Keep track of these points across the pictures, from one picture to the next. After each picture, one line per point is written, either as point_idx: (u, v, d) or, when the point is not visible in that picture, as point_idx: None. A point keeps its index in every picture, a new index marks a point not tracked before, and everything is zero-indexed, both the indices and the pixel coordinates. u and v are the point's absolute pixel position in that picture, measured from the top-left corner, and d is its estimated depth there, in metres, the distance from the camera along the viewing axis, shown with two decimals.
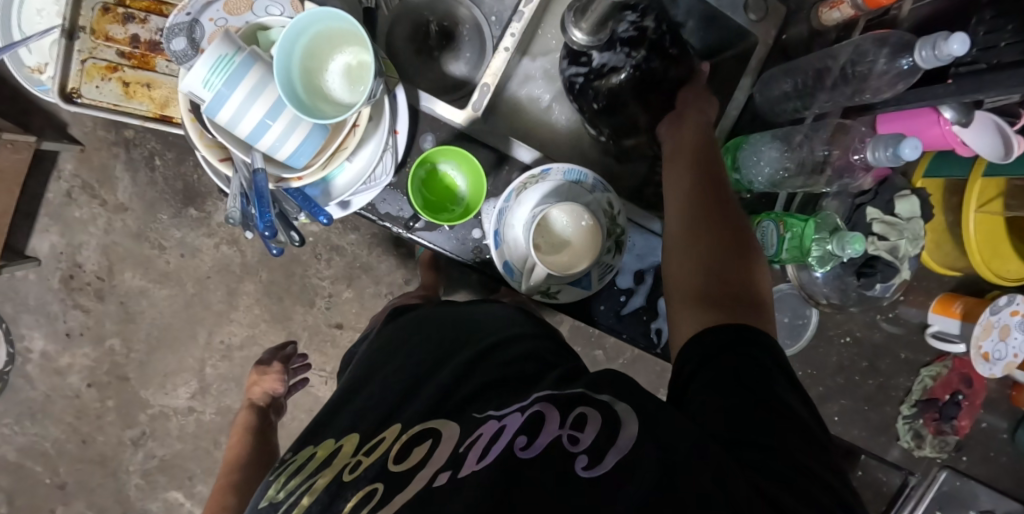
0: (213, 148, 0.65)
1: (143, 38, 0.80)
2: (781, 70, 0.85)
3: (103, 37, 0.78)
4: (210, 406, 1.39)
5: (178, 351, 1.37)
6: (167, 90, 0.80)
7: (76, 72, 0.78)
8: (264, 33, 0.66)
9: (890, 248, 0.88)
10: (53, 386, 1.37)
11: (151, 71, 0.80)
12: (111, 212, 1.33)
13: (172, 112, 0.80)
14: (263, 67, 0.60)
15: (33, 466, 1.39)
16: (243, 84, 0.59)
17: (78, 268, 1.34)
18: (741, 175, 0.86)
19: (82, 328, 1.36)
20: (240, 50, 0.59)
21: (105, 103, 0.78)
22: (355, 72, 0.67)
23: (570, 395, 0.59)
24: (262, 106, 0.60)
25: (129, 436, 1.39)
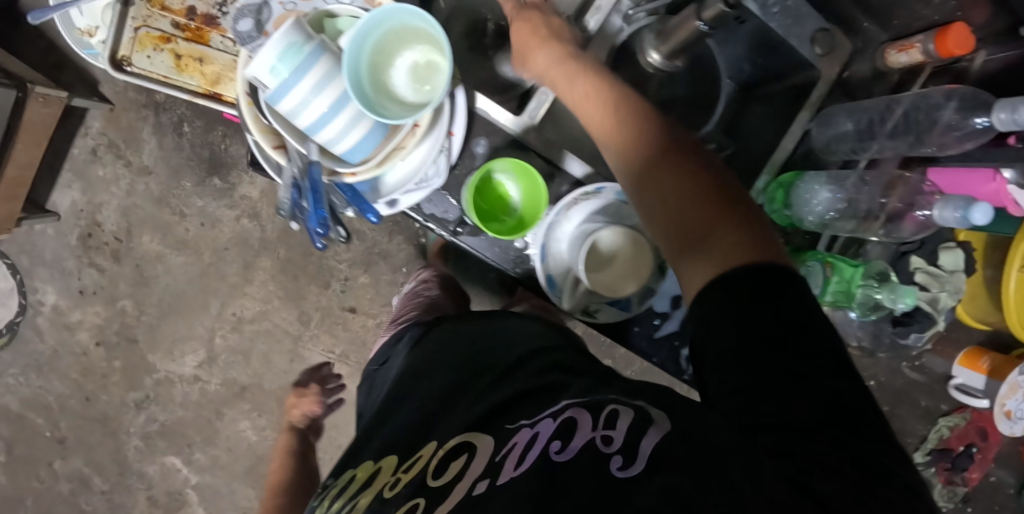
0: (267, 134, 0.64)
1: (200, 11, 0.78)
2: (845, 110, 0.82)
3: (159, 6, 0.77)
4: (216, 377, 1.39)
5: (189, 318, 1.36)
6: (220, 66, 0.78)
7: (129, 40, 0.76)
8: (330, 21, 0.65)
9: (931, 299, 0.88)
10: (60, 341, 1.37)
11: (204, 45, 0.78)
12: (135, 174, 1.32)
13: (222, 89, 0.78)
14: (331, 58, 0.59)
15: (35, 418, 1.40)
16: (309, 77, 0.57)
17: (97, 227, 1.33)
18: (792, 211, 0.84)
19: (95, 287, 1.35)
20: (309, 41, 0.57)
21: (156, 74, 0.77)
22: (421, 71, 0.65)
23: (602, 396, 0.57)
24: (326, 99, 0.58)
25: (132, 399, 1.39)
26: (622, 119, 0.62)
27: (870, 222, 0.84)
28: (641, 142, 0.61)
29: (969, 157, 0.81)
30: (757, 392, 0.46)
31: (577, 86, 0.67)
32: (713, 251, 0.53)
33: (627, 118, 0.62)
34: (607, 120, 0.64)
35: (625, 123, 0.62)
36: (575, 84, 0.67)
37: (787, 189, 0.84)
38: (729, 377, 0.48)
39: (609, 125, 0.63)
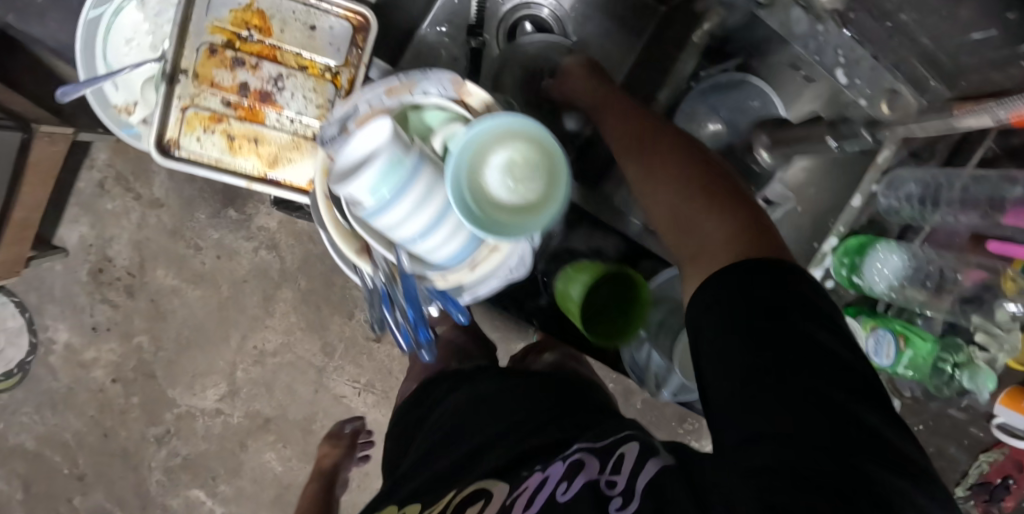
0: (350, 238, 0.59)
1: (253, 87, 0.73)
2: (914, 173, 0.76)
3: (207, 83, 0.71)
4: (238, 409, 1.36)
5: (208, 352, 1.33)
6: (276, 145, 0.73)
7: (175, 121, 0.71)
8: (416, 112, 0.59)
9: (988, 359, 0.89)
10: (75, 379, 1.33)
11: (258, 124, 0.73)
12: (145, 207, 1.27)
13: (280, 172, 0.74)
14: (429, 167, 0.52)
15: (52, 456, 1.35)
16: (412, 193, 0.49)
17: (108, 262, 1.28)
18: (862, 278, 0.82)
19: (109, 323, 1.31)
20: (409, 151, 0.49)
21: (208, 157, 0.72)
22: (519, 171, 0.53)
23: (616, 438, 0.64)
24: (426, 214, 0.51)
25: (153, 433, 1.37)
26: (629, 132, 0.70)
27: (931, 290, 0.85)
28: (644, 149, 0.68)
29: None
30: (758, 403, 0.52)
31: (598, 106, 0.75)
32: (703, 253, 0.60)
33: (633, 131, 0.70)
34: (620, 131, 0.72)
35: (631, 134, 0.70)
36: (596, 104, 0.75)
37: (859, 256, 0.80)
38: (732, 387, 0.53)
39: (620, 143, 0.71)
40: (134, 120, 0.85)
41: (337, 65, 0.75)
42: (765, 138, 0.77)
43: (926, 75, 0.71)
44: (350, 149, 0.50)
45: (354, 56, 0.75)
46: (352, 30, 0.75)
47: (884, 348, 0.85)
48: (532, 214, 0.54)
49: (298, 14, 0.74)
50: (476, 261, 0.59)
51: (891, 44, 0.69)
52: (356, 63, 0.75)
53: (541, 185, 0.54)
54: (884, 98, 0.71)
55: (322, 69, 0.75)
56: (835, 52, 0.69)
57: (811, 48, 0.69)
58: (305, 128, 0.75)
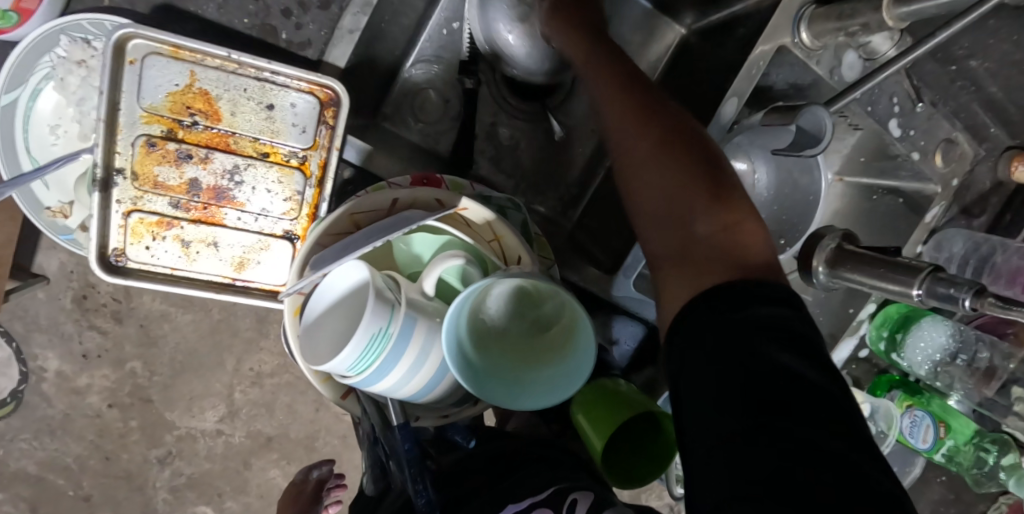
0: (332, 383, 0.47)
1: (206, 183, 0.52)
2: (961, 232, 0.66)
3: (150, 183, 0.51)
4: (240, 429, 1.19)
5: (204, 376, 1.15)
6: (242, 250, 0.53)
7: (116, 230, 0.51)
8: (400, 238, 0.45)
9: None
10: (71, 405, 1.13)
11: (217, 226, 0.53)
12: None
13: (249, 275, 0.54)
14: (425, 321, 0.41)
15: (56, 479, 1.15)
16: (400, 363, 0.39)
17: (92, 288, 1.15)
18: (903, 358, 0.66)
19: (99, 351, 1.11)
20: (394, 313, 0.38)
21: (162, 271, 0.52)
22: (526, 299, 0.44)
23: (551, 482, 0.43)
24: (423, 376, 0.41)
25: (154, 455, 1.17)
26: (620, 87, 0.47)
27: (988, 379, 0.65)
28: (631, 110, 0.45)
29: None
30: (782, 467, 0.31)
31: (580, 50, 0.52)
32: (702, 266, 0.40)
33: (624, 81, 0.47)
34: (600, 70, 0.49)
35: (615, 86, 0.47)
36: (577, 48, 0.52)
37: (902, 332, 0.65)
38: (727, 445, 0.33)
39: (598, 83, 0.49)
40: (73, 223, 0.60)
41: (304, 149, 0.53)
42: (834, 244, 0.49)
43: (986, 122, 0.65)
44: (330, 292, 0.41)
45: (323, 135, 0.53)
46: (319, 104, 0.53)
47: (921, 434, 0.67)
48: (549, 362, 0.43)
49: (250, 92, 0.52)
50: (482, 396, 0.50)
51: (948, 88, 0.64)
52: (328, 146, 0.53)
53: (554, 310, 0.43)
54: (939, 149, 0.63)
55: (284, 154, 0.53)
56: (888, 100, 0.61)
57: (864, 97, 0.60)
58: (272, 228, 0.54)
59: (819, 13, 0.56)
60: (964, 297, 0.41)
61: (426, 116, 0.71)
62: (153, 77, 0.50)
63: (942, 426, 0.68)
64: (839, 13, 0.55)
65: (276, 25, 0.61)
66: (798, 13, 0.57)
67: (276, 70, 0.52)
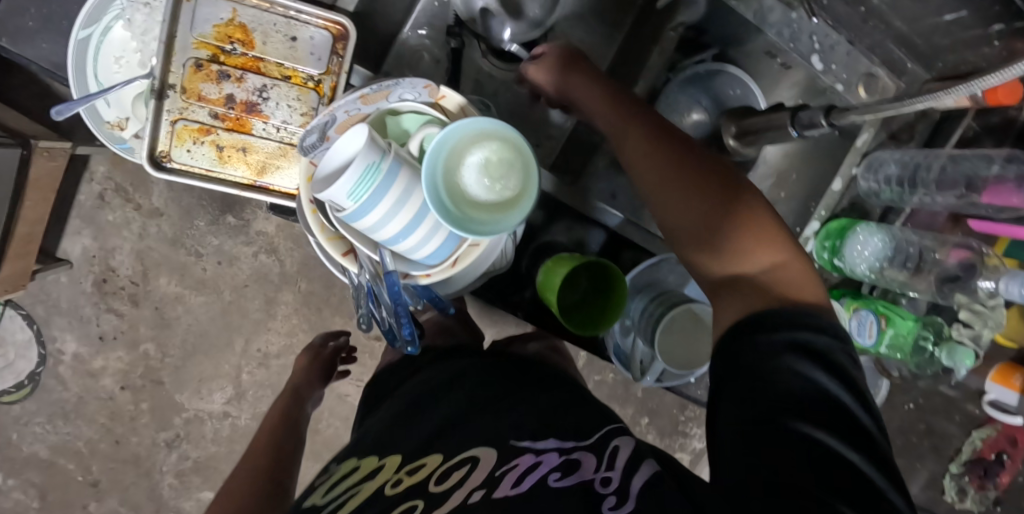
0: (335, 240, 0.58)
1: (239, 97, 0.76)
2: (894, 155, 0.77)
3: (195, 96, 0.74)
4: (245, 411, 1.38)
5: (215, 357, 1.35)
6: (263, 154, 0.77)
7: (165, 135, 0.74)
8: (393, 118, 0.61)
9: (973, 336, 0.80)
10: (85, 388, 1.36)
11: (247, 134, 0.77)
12: (145, 217, 1.29)
13: (269, 179, 0.77)
14: (409, 171, 0.53)
15: (65, 464, 1.39)
16: (385, 197, 0.51)
17: (111, 272, 1.31)
18: (842, 261, 0.80)
19: (116, 332, 1.34)
20: (385, 155, 0.51)
21: (198, 168, 0.75)
22: (495, 167, 0.55)
23: (604, 421, 0.71)
24: (400, 221, 0.52)
25: (162, 438, 1.39)
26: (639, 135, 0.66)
27: (923, 274, 0.81)
28: (673, 169, 0.63)
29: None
30: (768, 427, 0.50)
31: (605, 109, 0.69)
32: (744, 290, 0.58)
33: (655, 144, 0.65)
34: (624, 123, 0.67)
35: (645, 147, 0.65)
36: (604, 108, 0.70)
37: (840, 239, 0.79)
38: (741, 432, 0.51)
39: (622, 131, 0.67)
40: (127, 135, 0.84)
41: (319, 74, 0.77)
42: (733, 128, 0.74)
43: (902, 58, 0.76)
44: (332, 154, 0.52)
45: (337, 63, 0.76)
46: (332, 38, 0.76)
47: (868, 330, 0.78)
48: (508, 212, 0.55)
49: (278, 26, 0.76)
50: (460, 261, 0.59)
51: (861, 26, 0.75)
52: (340, 71, 0.76)
53: (517, 185, 0.55)
54: (862, 81, 0.73)
55: (305, 78, 0.77)
56: (809, 37, 0.71)
57: (787, 36, 0.70)
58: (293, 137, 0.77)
59: None
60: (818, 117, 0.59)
61: (420, 71, 0.81)
62: (205, 12, 0.73)
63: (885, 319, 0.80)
64: None
65: None
66: None
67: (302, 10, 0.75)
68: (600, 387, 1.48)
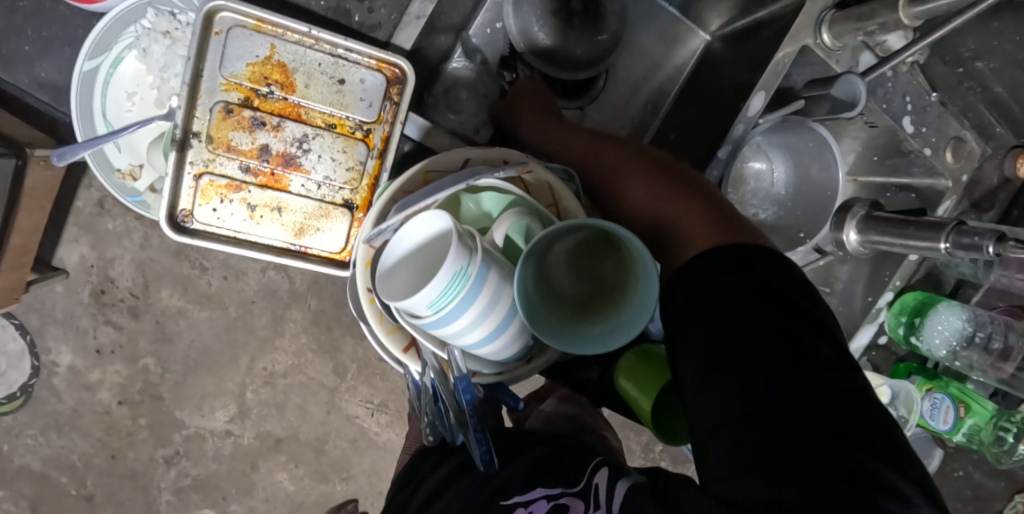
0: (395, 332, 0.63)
1: (274, 148, 0.81)
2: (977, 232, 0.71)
3: (224, 146, 0.80)
4: (249, 430, 1.32)
5: (218, 374, 1.29)
6: (295, 213, 0.82)
7: (190, 191, 0.79)
8: (470, 196, 0.62)
9: None
10: (80, 401, 1.30)
11: (280, 191, 0.82)
12: (148, 226, 1.21)
13: (305, 241, 0.83)
14: (495, 273, 0.54)
15: (58, 477, 1.34)
16: (472, 306, 0.52)
17: (110, 283, 1.23)
18: (920, 340, 0.87)
19: (114, 346, 1.27)
20: (472, 259, 0.51)
21: (225, 229, 0.81)
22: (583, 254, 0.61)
23: (588, 455, 0.63)
24: (482, 328, 0.55)
25: (161, 454, 1.33)
26: (595, 154, 0.77)
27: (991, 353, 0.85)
28: (605, 162, 0.76)
29: None
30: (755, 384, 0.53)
31: (571, 143, 0.81)
32: (687, 247, 0.64)
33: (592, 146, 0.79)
34: (586, 150, 0.79)
35: (607, 161, 0.76)
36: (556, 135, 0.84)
37: (918, 317, 0.86)
38: (718, 391, 0.54)
39: (582, 157, 0.79)
40: (140, 185, 0.94)
41: (369, 123, 0.82)
42: (866, 210, 0.78)
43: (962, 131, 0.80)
44: (409, 248, 0.55)
45: (388, 111, 0.83)
46: (385, 84, 0.82)
47: (938, 413, 0.88)
48: (613, 307, 0.59)
49: (325, 66, 0.81)
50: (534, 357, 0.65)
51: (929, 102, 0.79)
52: (391, 119, 0.83)
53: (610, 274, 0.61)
54: (949, 146, 0.79)
55: (352, 127, 0.82)
56: (902, 99, 0.77)
57: (882, 95, 0.77)
58: (332, 195, 0.83)
59: (839, 17, 0.71)
60: (986, 243, 0.66)
61: None
62: (235, 52, 0.78)
63: (963, 407, 0.88)
64: (857, 15, 0.70)
65: (350, 10, 0.88)
66: (821, 16, 0.73)
67: (352, 50, 0.81)
68: (614, 414, 1.44)
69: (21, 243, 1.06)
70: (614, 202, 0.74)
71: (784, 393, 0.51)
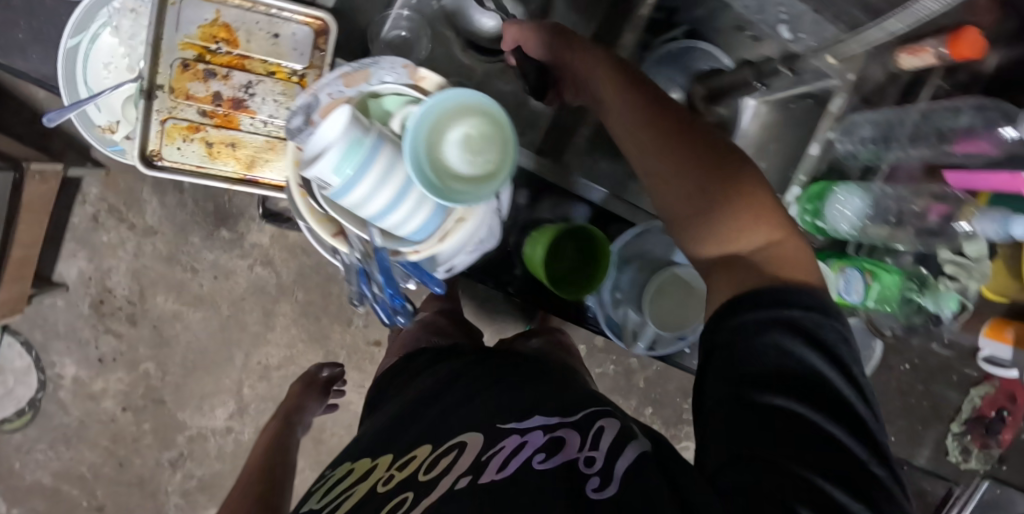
0: (324, 223, 0.70)
1: (225, 94, 0.92)
2: (867, 117, 0.78)
3: (183, 95, 0.90)
4: (248, 425, 1.37)
5: (215, 373, 1.35)
6: (249, 150, 0.93)
7: (158, 134, 0.89)
8: (375, 100, 0.74)
9: (960, 289, 0.87)
10: (86, 411, 1.36)
11: (234, 130, 0.93)
12: (140, 236, 1.29)
13: (257, 172, 0.94)
14: (390, 148, 0.63)
15: (70, 489, 1.40)
16: (368, 172, 0.61)
17: (108, 293, 1.31)
18: (825, 223, 0.83)
19: (115, 354, 1.34)
20: (364, 130, 0.61)
21: (189, 164, 0.91)
22: (473, 140, 0.64)
23: (586, 403, 0.67)
24: (383, 196, 0.62)
25: (166, 458, 1.39)
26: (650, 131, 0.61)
27: (901, 227, 0.84)
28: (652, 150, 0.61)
29: (996, 161, 0.72)
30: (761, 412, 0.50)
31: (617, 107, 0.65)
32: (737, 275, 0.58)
33: (643, 91, 0.63)
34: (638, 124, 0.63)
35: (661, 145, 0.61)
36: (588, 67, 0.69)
37: (821, 201, 0.82)
38: (722, 425, 0.51)
39: (631, 132, 0.63)
40: (117, 137, 1.03)
41: (303, 70, 0.93)
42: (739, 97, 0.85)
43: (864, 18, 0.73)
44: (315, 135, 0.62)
45: (318, 58, 0.92)
46: (314, 35, 0.92)
47: (854, 288, 0.83)
48: (494, 181, 0.64)
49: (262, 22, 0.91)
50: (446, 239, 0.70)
51: None
52: (322, 65, 0.93)
53: (495, 158, 0.65)
54: (829, 48, 0.75)
55: (289, 74, 0.93)
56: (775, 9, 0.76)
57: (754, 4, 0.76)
58: (278, 131, 0.94)
59: None
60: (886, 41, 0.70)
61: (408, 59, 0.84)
62: (188, 12, 0.89)
63: (870, 276, 0.85)
64: None
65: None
66: None
67: (283, 9, 0.91)
68: (602, 381, 1.49)
69: (24, 255, 1.15)
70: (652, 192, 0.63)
71: (802, 430, 0.49)
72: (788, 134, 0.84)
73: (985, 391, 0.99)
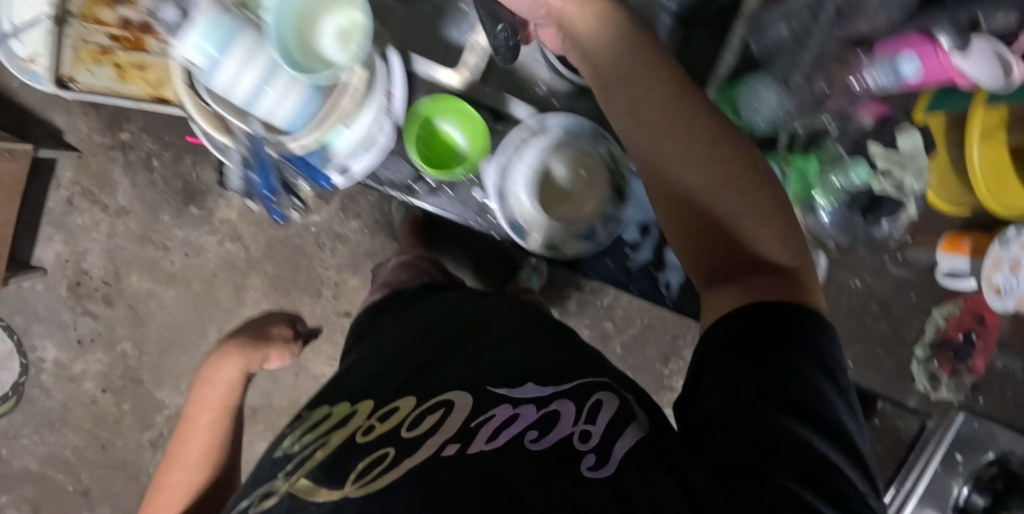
0: (210, 119, 0.77)
1: (132, 20, 1.00)
2: (776, 15, 0.78)
3: (93, 21, 0.99)
4: None
5: (190, 349, 1.37)
6: (156, 71, 1.01)
7: (71, 59, 0.99)
8: None
9: (897, 185, 0.84)
10: (68, 394, 1.38)
11: (142, 52, 1.01)
12: (113, 216, 1.32)
13: (164, 92, 1.02)
14: (255, 32, 0.73)
15: (56, 474, 1.41)
16: (235, 53, 0.72)
17: (85, 274, 1.34)
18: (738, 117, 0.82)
19: (93, 334, 1.36)
20: (230, 15, 0.71)
21: (101, 85, 1.00)
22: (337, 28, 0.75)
23: (583, 371, 0.69)
24: (253, 76, 0.73)
25: (147, 438, 1.41)
26: (689, 137, 0.60)
27: (816, 112, 0.84)
28: (690, 158, 0.59)
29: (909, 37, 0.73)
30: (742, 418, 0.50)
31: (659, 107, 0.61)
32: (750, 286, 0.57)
33: (682, 100, 0.61)
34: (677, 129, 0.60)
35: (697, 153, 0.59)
36: (620, 72, 0.63)
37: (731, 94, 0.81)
38: (722, 429, 0.52)
39: (667, 137, 0.60)
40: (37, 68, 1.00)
41: None
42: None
43: None
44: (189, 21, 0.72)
45: None
46: None
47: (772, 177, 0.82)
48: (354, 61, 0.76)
49: None
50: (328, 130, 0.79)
51: None
52: None
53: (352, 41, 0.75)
54: None
55: None
56: None
57: None
58: None
59: None
60: None
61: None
62: None
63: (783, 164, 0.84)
64: None
65: None
66: None
67: None
68: None
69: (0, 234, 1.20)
70: (680, 200, 0.61)
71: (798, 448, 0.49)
72: (708, 48, 0.84)
73: (950, 312, 0.96)
